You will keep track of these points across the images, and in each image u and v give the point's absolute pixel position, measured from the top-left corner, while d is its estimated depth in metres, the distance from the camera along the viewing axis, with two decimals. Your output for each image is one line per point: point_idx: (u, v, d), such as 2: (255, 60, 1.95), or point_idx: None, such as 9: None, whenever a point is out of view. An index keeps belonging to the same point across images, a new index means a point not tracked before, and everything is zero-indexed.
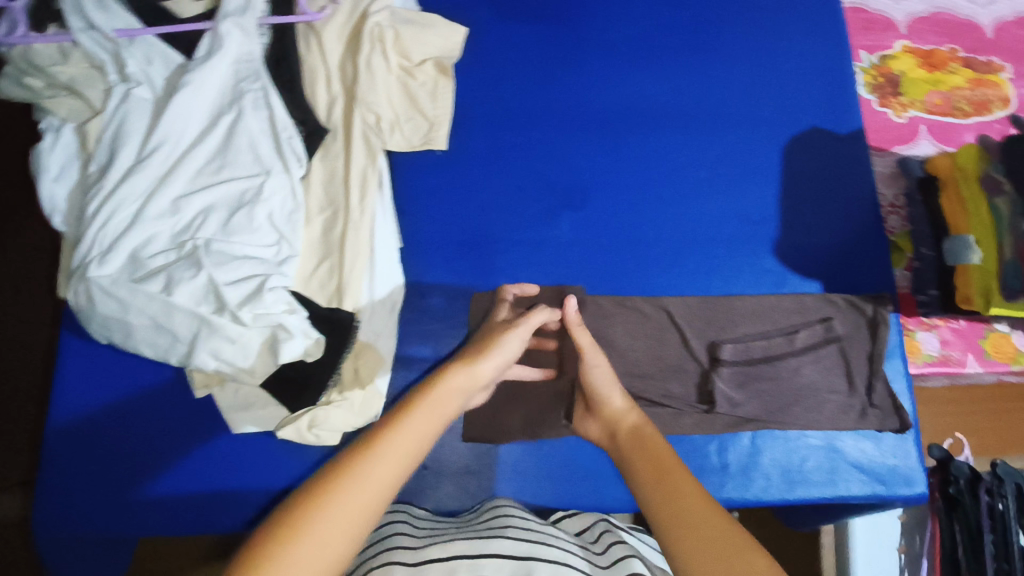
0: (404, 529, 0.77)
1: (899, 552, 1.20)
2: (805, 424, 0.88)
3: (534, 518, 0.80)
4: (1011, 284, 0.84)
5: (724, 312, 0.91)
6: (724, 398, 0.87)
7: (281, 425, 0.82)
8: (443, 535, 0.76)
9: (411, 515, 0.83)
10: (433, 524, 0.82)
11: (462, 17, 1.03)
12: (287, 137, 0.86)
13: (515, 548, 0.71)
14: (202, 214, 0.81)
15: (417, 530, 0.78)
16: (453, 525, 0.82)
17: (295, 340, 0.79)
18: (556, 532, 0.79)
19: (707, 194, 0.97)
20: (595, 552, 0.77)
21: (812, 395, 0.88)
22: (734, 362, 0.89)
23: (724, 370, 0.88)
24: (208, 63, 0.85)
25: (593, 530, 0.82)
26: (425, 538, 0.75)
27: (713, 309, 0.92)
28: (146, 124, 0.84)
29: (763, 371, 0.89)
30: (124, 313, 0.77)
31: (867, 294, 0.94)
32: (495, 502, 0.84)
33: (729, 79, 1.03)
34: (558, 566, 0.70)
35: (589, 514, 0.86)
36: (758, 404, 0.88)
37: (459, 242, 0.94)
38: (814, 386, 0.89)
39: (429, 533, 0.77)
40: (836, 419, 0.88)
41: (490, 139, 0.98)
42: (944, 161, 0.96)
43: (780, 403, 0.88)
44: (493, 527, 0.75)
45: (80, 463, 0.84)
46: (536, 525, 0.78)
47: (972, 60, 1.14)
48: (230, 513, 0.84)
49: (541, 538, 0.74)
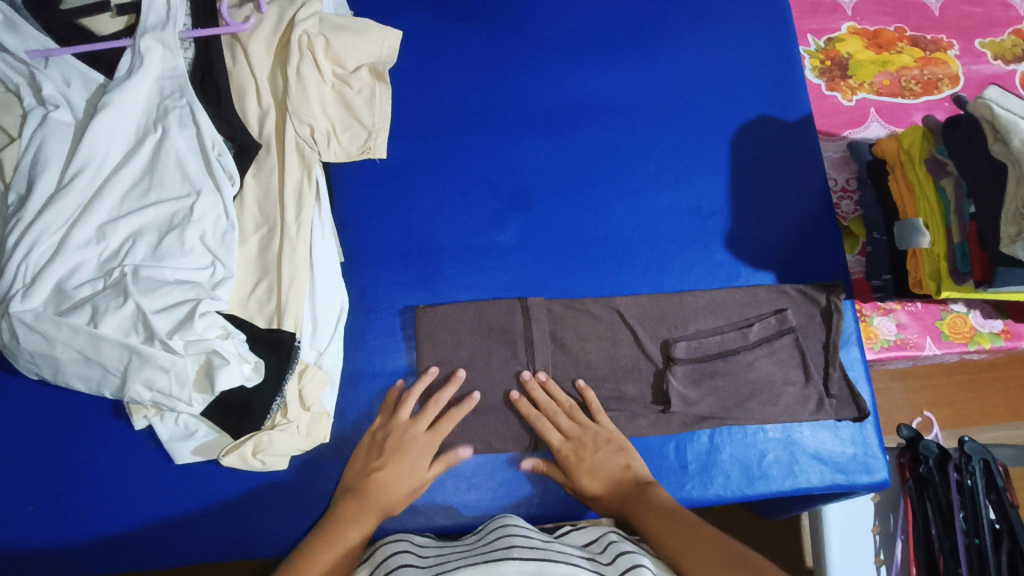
0: (410, 561, 0.73)
1: (874, 533, 1.17)
2: (763, 417, 0.86)
3: (537, 536, 0.77)
4: (960, 268, 0.83)
5: (676, 309, 0.90)
6: (679, 397, 0.85)
7: (225, 451, 0.80)
8: (449, 561, 0.73)
9: (414, 544, 0.78)
10: (440, 550, 0.78)
11: (398, 21, 1.01)
12: (216, 154, 0.83)
13: (524, 569, 0.68)
14: (130, 240, 0.78)
15: (424, 560, 0.75)
16: (454, 547, 0.78)
17: (231, 365, 0.74)
18: (561, 547, 0.76)
19: (656, 189, 0.95)
20: (602, 563, 0.74)
21: (769, 388, 0.87)
22: (688, 360, 0.87)
23: (678, 369, 0.87)
24: (129, 83, 0.82)
25: (600, 541, 0.79)
26: (433, 567, 0.72)
27: (663, 307, 0.90)
28: (67, 150, 0.81)
29: (718, 366, 0.87)
30: (51, 348, 0.74)
31: (820, 283, 0.93)
32: (499, 522, 0.80)
33: (674, 70, 1.01)
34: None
35: (593, 529, 0.82)
36: (713, 401, 0.86)
37: (403, 253, 0.92)
38: (770, 379, 0.87)
39: (437, 561, 0.74)
40: (793, 411, 0.87)
41: (432, 145, 0.96)
42: (891, 144, 0.94)
43: (736, 399, 0.86)
44: (498, 549, 0.72)
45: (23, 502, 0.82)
46: (540, 543, 0.75)
47: (919, 39, 1.13)
48: (177, 548, 0.82)
49: (548, 555, 0.71)
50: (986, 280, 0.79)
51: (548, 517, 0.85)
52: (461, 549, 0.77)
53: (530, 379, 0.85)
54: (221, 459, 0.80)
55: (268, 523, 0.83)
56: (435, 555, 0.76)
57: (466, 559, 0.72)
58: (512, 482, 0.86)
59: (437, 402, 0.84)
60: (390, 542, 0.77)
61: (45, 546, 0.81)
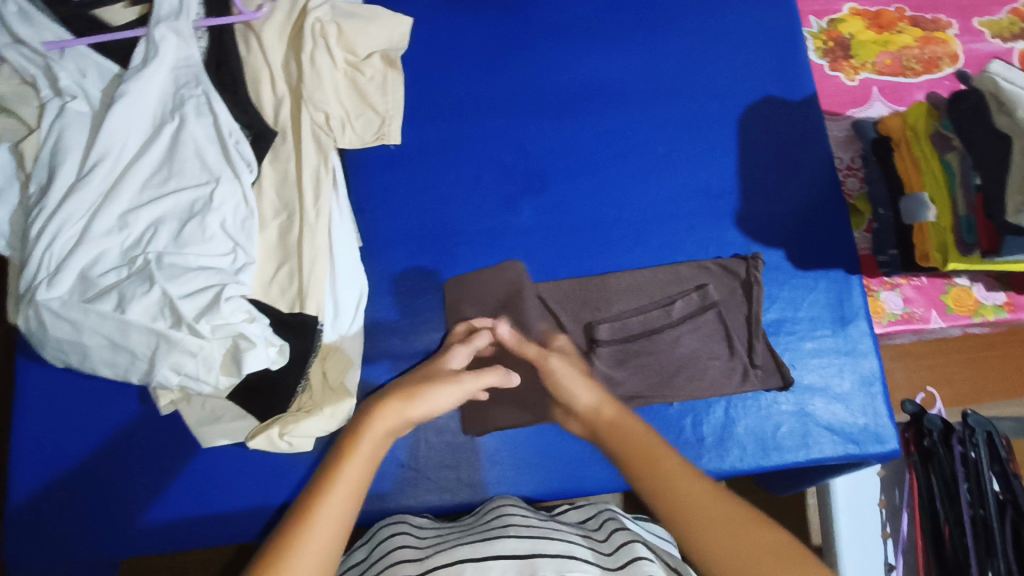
0: (408, 541, 0.76)
1: (880, 507, 1.20)
2: (689, 393, 0.87)
3: (535, 516, 0.80)
4: (966, 239, 0.85)
5: (598, 291, 0.91)
6: (603, 378, 0.87)
7: (253, 434, 0.81)
8: (447, 541, 0.76)
9: (413, 525, 0.81)
10: (438, 531, 0.81)
11: (407, 8, 1.01)
12: (234, 142, 0.84)
13: (519, 547, 0.71)
14: (151, 228, 0.79)
15: (422, 541, 0.77)
16: (455, 527, 0.81)
17: (258, 348, 0.76)
18: (559, 526, 0.80)
19: (665, 169, 0.97)
20: (597, 540, 0.78)
21: (693, 364, 0.88)
22: (612, 341, 0.88)
23: (601, 351, 0.88)
24: (146, 72, 0.83)
25: (598, 517, 0.84)
26: (431, 548, 0.75)
27: (584, 292, 0.91)
28: (86, 139, 0.82)
29: (641, 346, 0.89)
30: (78, 334, 0.75)
31: (736, 256, 0.94)
32: (499, 501, 0.82)
33: (680, 52, 1.02)
34: (563, 560, 0.70)
35: (592, 505, 0.88)
36: (639, 380, 0.87)
37: (421, 236, 0.93)
38: (694, 354, 0.89)
39: (434, 543, 0.76)
40: (718, 384, 0.88)
41: (443, 131, 0.97)
42: (895, 122, 0.97)
43: (661, 376, 0.88)
44: (494, 527, 0.75)
45: (52, 490, 0.83)
46: (538, 521, 0.78)
47: (919, 18, 1.14)
48: (195, 535, 0.83)
49: (546, 532, 0.75)
50: (992, 250, 0.82)
51: (568, 492, 0.86)
52: (457, 529, 0.80)
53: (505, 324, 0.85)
54: (248, 441, 0.81)
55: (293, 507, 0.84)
56: (433, 535, 0.79)
57: (465, 537, 0.75)
58: (534, 457, 0.87)
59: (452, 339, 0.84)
60: (388, 526, 0.80)
61: (73, 533, 0.82)
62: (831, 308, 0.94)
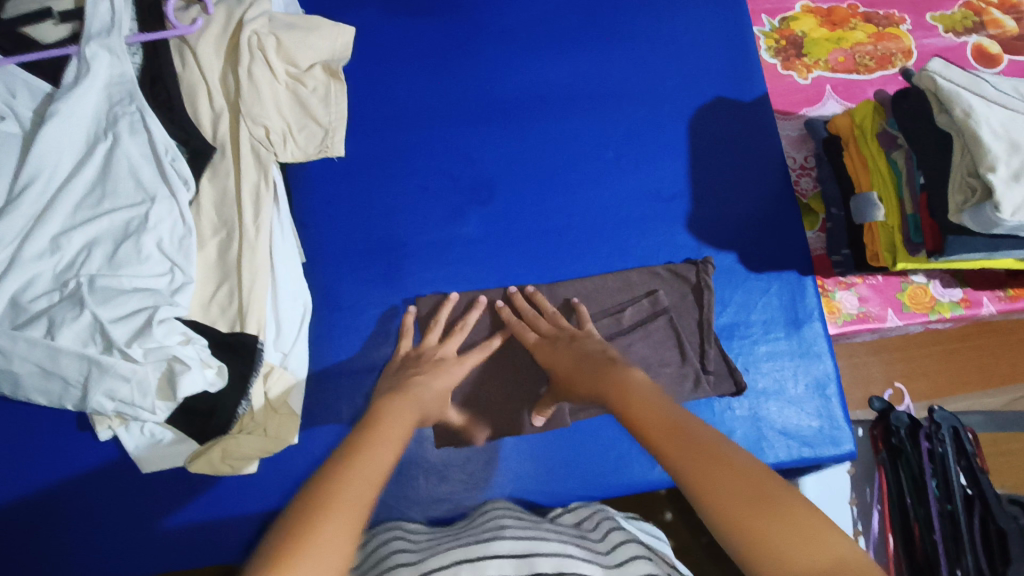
0: (403, 546, 0.73)
1: (851, 504, 1.20)
2: None
3: (528, 518, 0.78)
4: (913, 239, 0.84)
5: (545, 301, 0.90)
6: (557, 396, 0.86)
7: (194, 458, 0.80)
8: (440, 544, 0.73)
9: (407, 530, 0.79)
10: (431, 535, 0.79)
11: (351, 18, 1.00)
12: (170, 159, 0.81)
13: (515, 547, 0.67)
14: (85, 250, 0.77)
15: (416, 544, 0.75)
16: (445, 531, 0.79)
17: (193, 371, 0.74)
18: (551, 528, 0.76)
19: (618, 175, 0.96)
20: (591, 539, 0.74)
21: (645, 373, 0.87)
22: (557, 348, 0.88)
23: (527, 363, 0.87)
24: (76, 91, 0.80)
25: (593, 517, 0.80)
26: (426, 551, 0.72)
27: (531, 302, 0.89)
28: (16, 162, 0.80)
29: None
30: (8, 362, 0.74)
31: (688, 260, 0.93)
32: (493, 505, 0.81)
33: (631, 55, 1.01)
34: (562, 559, 0.66)
35: (586, 504, 0.83)
36: None
37: (367, 251, 0.92)
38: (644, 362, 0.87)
39: (428, 546, 0.74)
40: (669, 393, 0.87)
41: (391, 140, 0.96)
42: (843, 119, 0.95)
43: None
44: (489, 531, 0.73)
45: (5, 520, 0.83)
46: (530, 523, 0.76)
47: (871, 15, 1.14)
48: (149, 554, 0.84)
49: (538, 534, 0.71)
50: (937, 250, 0.81)
51: (521, 503, 0.86)
52: (450, 533, 0.78)
53: (516, 293, 0.89)
54: (189, 466, 0.80)
55: (245, 525, 0.84)
56: (427, 539, 0.77)
57: (460, 540, 0.72)
58: (484, 473, 0.86)
59: (464, 326, 0.87)
60: (380, 532, 0.78)
61: (33, 560, 0.83)
62: (784, 311, 0.93)
